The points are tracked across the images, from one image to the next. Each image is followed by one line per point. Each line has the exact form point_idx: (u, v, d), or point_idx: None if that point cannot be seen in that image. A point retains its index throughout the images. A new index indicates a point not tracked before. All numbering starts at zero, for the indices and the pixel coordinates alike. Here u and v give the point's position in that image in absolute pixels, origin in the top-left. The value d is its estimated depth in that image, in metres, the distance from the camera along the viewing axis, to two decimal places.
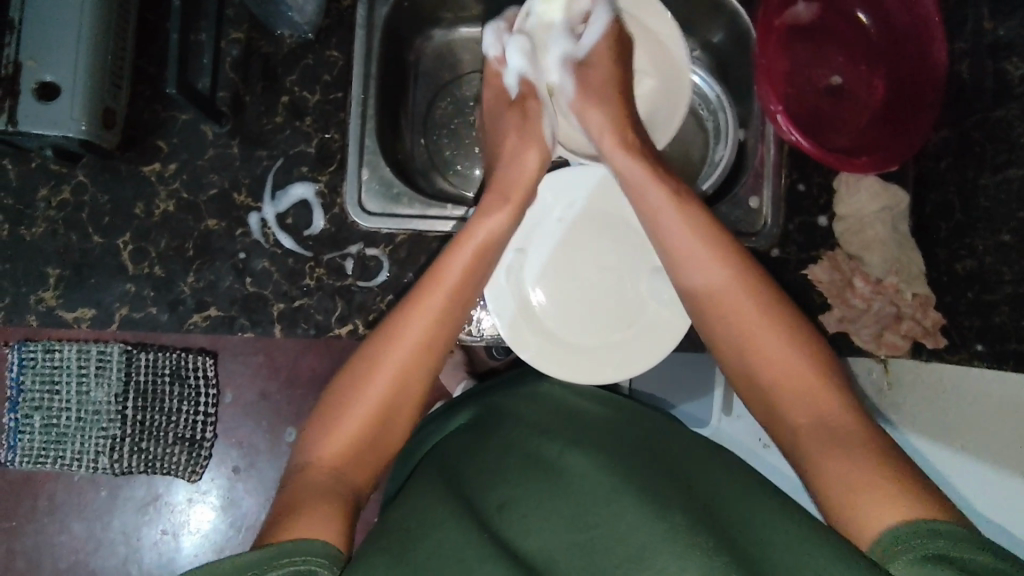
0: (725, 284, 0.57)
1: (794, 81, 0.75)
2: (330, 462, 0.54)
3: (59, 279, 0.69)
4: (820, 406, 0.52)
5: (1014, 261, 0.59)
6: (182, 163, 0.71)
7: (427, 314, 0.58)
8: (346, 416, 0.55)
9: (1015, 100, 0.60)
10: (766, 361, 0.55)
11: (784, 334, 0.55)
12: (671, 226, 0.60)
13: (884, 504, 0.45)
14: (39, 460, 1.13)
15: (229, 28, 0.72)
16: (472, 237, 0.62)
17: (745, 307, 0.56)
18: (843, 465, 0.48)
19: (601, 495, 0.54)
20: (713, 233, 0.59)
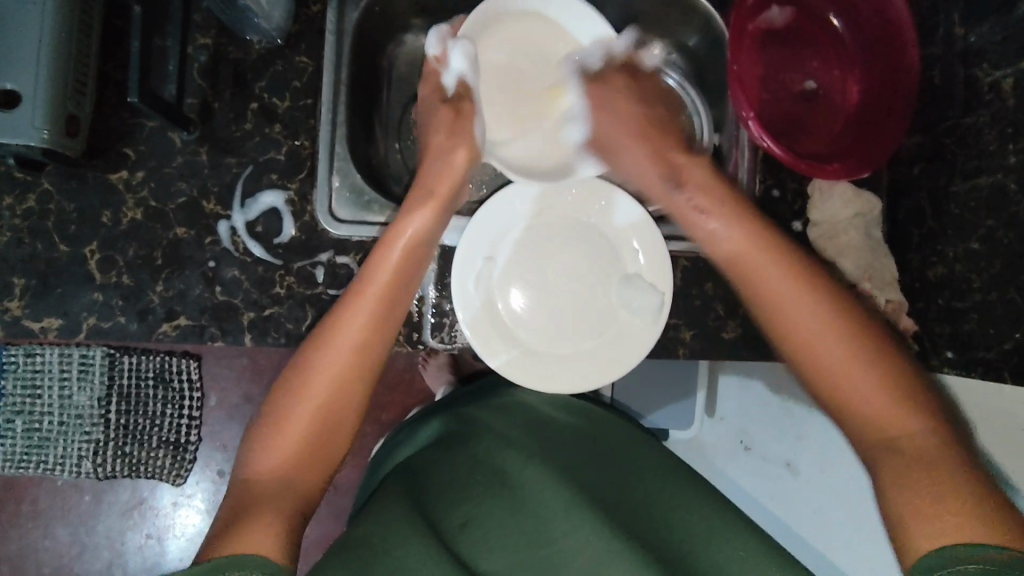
0: (792, 294, 0.54)
1: (768, 86, 0.74)
2: (270, 476, 0.54)
3: (26, 289, 0.68)
4: (873, 403, 0.50)
5: (982, 268, 0.59)
6: (150, 171, 0.70)
7: (361, 310, 0.59)
8: (285, 426, 0.55)
9: (985, 107, 0.60)
10: (834, 357, 0.52)
11: (840, 340, 0.52)
12: (734, 244, 0.59)
13: (955, 522, 0.44)
14: (20, 466, 1.12)
15: (197, 34, 0.71)
16: (401, 238, 0.62)
17: (810, 322, 0.53)
18: (905, 492, 0.46)
19: (555, 508, 0.55)
20: (781, 258, 0.56)
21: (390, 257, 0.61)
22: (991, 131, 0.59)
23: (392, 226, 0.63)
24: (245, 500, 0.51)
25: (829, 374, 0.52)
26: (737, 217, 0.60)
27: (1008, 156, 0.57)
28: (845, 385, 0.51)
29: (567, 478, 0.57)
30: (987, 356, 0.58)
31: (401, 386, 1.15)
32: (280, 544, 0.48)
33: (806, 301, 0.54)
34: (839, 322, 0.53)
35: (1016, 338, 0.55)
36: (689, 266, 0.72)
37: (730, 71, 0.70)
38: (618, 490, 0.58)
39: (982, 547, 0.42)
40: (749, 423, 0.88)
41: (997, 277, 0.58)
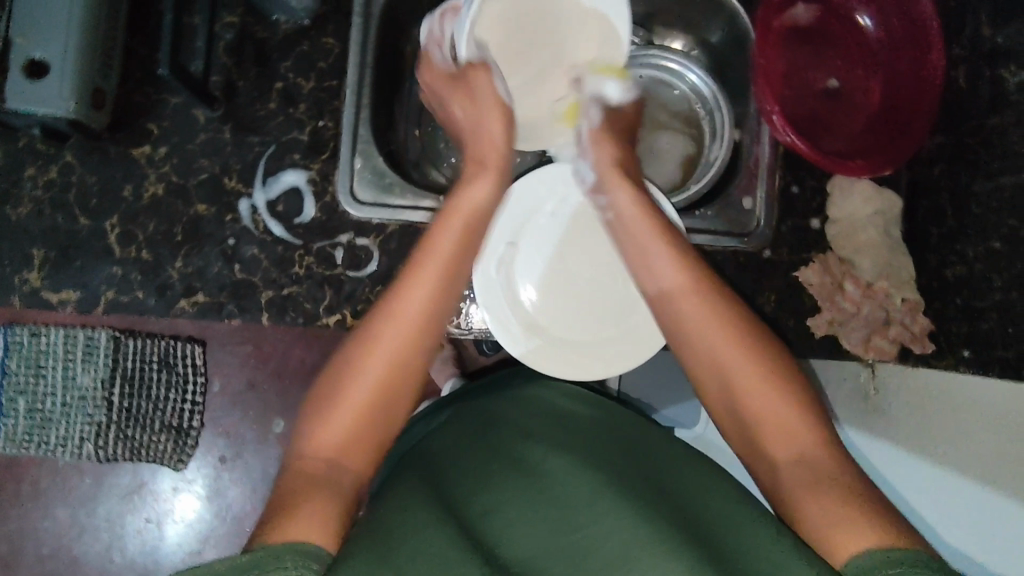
0: (726, 345, 0.54)
1: (791, 82, 0.75)
2: (332, 444, 0.52)
3: (45, 260, 0.68)
4: (783, 426, 0.51)
5: (1004, 268, 0.59)
6: (172, 147, 0.70)
7: (424, 283, 0.55)
8: (346, 397, 0.53)
9: (1010, 107, 0.60)
10: (733, 360, 0.53)
11: (740, 362, 0.53)
12: (656, 264, 0.57)
13: (869, 534, 0.43)
14: (22, 446, 1.11)
15: (224, 12, 0.71)
16: (462, 207, 0.59)
17: (727, 348, 0.54)
18: (820, 507, 0.47)
19: (599, 503, 0.53)
20: (679, 263, 0.57)
21: (455, 228, 0.57)
22: (1017, 131, 0.59)
23: (450, 197, 0.60)
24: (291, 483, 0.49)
25: (740, 388, 0.53)
26: (634, 199, 0.60)
27: None
28: (774, 421, 0.52)
29: (588, 470, 0.57)
30: (1005, 355, 0.58)
31: None
32: (328, 528, 0.45)
33: (717, 327, 0.54)
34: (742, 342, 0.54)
35: None
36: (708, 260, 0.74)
37: (755, 65, 0.71)
38: (641, 476, 0.57)
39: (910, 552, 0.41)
40: None
41: (1018, 276, 0.58)
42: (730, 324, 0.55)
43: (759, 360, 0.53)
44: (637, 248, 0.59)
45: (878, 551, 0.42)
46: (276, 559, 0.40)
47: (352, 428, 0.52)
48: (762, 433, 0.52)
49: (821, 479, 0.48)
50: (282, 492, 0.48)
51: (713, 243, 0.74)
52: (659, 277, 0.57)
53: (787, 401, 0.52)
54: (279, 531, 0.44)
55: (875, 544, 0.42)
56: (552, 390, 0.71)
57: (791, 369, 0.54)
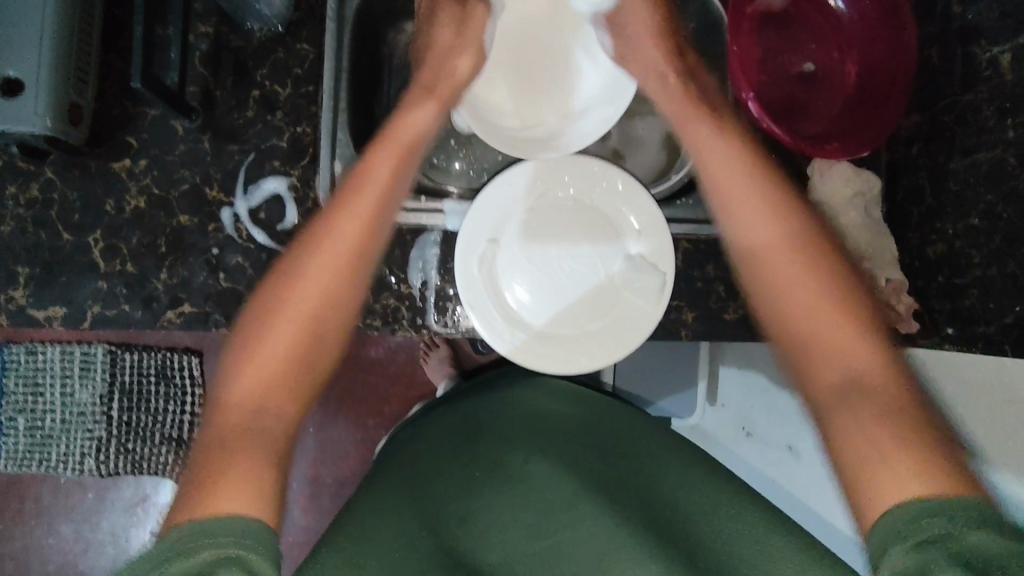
0: (793, 270, 0.52)
1: (767, 69, 0.75)
2: (246, 395, 0.50)
3: (30, 278, 0.68)
4: (846, 347, 0.49)
5: (982, 244, 0.60)
6: (152, 159, 0.70)
7: (347, 219, 0.56)
8: (260, 346, 0.52)
9: (983, 84, 0.60)
10: (795, 286, 0.52)
11: (828, 298, 0.50)
12: (749, 219, 0.56)
13: (914, 475, 0.42)
14: (24, 464, 1.12)
15: (198, 22, 0.71)
16: (399, 133, 0.63)
17: (805, 286, 0.51)
18: (868, 445, 0.45)
19: (596, 527, 0.53)
20: (760, 182, 0.57)
21: (391, 155, 0.60)
22: (990, 106, 0.59)
23: (390, 122, 0.64)
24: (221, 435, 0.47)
25: (786, 309, 0.52)
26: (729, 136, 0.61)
27: (1007, 130, 0.58)
28: (833, 345, 0.49)
29: (571, 471, 0.58)
30: (987, 331, 0.59)
31: (403, 379, 1.15)
32: (266, 498, 0.44)
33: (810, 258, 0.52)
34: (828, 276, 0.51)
35: (1016, 312, 0.56)
36: (691, 249, 0.73)
37: (729, 52, 0.71)
38: (623, 475, 0.59)
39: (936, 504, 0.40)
40: (751, 407, 0.88)
41: (997, 251, 0.58)
42: (807, 259, 0.52)
43: (841, 281, 0.51)
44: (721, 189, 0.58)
45: (913, 501, 0.41)
46: (209, 532, 0.41)
47: (269, 374, 0.51)
48: (818, 359, 0.49)
49: (868, 402, 0.46)
50: (214, 444, 0.47)
51: (696, 231, 0.72)
52: (726, 188, 0.58)
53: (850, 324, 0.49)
54: (203, 504, 0.43)
55: (912, 493, 0.41)
56: (534, 389, 0.71)
57: (871, 311, 0.50)
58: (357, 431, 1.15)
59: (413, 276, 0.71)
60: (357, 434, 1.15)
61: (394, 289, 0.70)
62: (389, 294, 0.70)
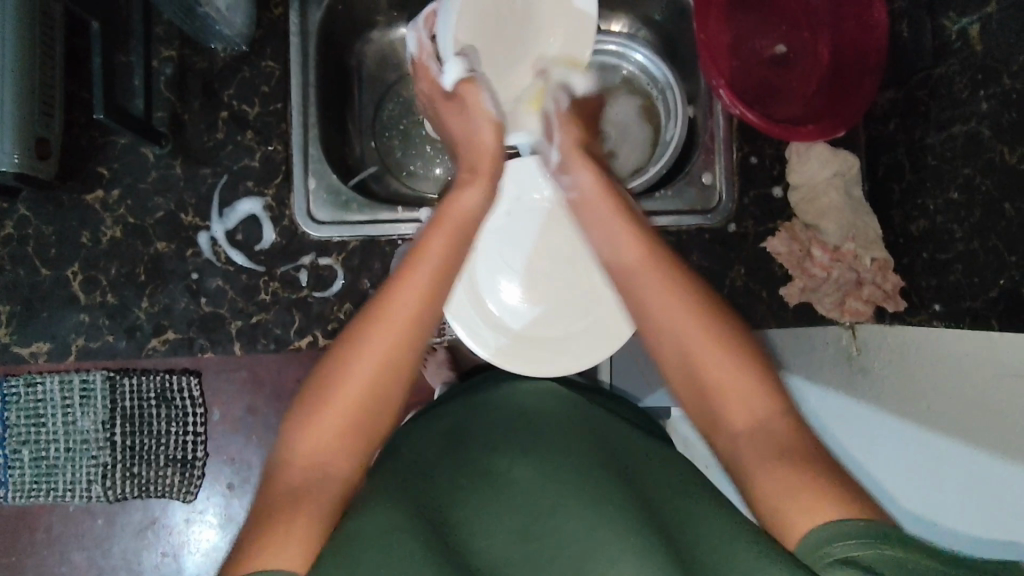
0: (655, 289, 0.53)
1: (738, 53, 0.74)
2: (305, 454, 0.50)
3: (11, 315, 0.68)
4: (730, 385, 0.50)
5: (963, 218, 0.59)
6: (125, 188, 0.70)
7: (411, 293, 0.52)
8: (324, 412, 0.51)
9: (954, 56, 0.60)
10: (670, 315, 0.52)
11: (684, 318, 0.51)
12: (613, 236, 0.56)
13: (827, 510, 0.43)
14: (30, 495, 1.03)
15: (161, 46, 0.71)
16: (450, 214, 0.56)
17: (673, 304, 0.52)
18: (781, 493, 0.45)
19: (578, 529, 0.52)
20: (627, 222, 0.56)
21: (448, 232, 0.55)
22: (962, 79, 0.59)
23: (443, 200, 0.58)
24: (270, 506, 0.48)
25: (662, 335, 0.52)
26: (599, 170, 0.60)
27: (980, 102, 0.57)
28: (720, 380, 0.50)
29: (557, 473, 0.58)
30: (974, 306, 0.58)
31: None
32: (307, 566, 0.45)
33: (673, 282, 0.53)
34: (678, 292, 0.52)
35: (1001, 285, 0.55)
36: (670, 240, 0.73)
37: (697, 40, 0.70)
38: (609, 470, 0.58)
39: (846, 523, 0.42)
40: None
41: (977, 225, 0.58)
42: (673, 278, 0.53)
43: (681, 301, 0.52)
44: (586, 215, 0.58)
45: (839, 520, 0.42)
46: None
47: (339, 433, 0.50)
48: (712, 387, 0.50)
49: (775, 454, 0.47)
50: (268, 519, 0.47)
51: (677, 223, 0.74)
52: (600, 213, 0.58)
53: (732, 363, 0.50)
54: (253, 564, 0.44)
55: (841, 514, 0.43)
56: (521, 391, 0.70)
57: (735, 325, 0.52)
58: None
59: None
60: None
61: None
62: None
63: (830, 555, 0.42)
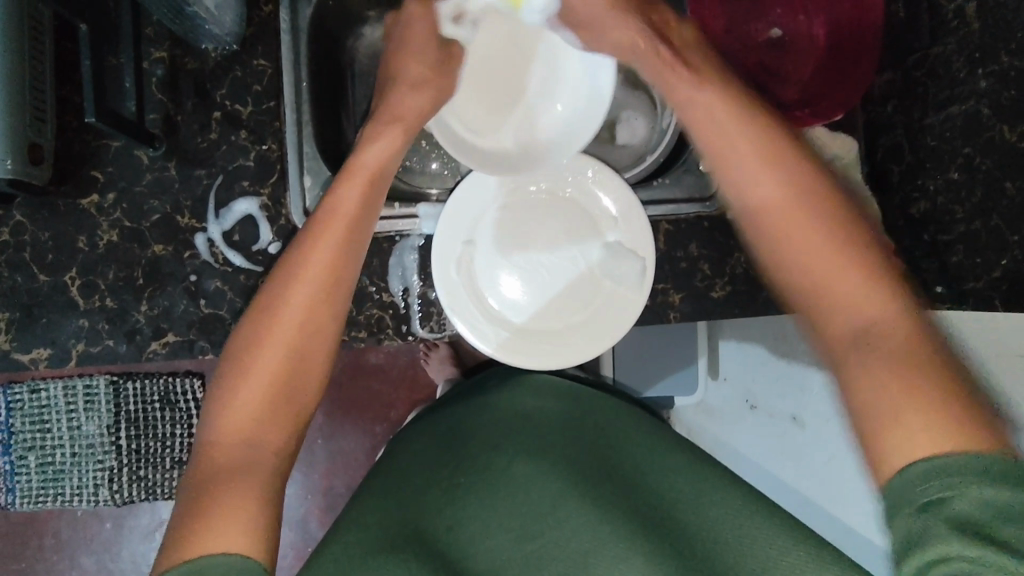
0: (772, 193, 0.53)
1: (732, 38, 0.74)
2: (239, 427, 0.50)
3: (11, 322, 0.68)
4: (832, 283, 0.48)
5: (963, 199, 0.59)
6: (120, 192, 0.69)
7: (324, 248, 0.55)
8: (249, 375, 0.52)
9: (950, 35, 0.59)
10: (782, 215, 0.52)
11: (800, 216, 0.51)
12: (739, 136, 0.56)
13: (925, 430, 0.41)
14: (38, 501, 1.03)
15: (151, 48, 0.70)
16: (361, 166, 0.59)
17: (779, 205, 0.52)
18: (878, 396, 0.44)
19: (579, 527, 0.53)
20: (751, 126, 0.56)
21: (358, 185, 0.58)
22: (960, 58, 0.58)
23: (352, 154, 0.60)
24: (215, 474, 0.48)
25: (794, 247, 0.51)
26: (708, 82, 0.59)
27: (979, 80, 0.56)
28: (830, 296, 0.48)
29: (556, 471, 0.58)
30: (977, 286, 0.58)
31: (406, 382, 1.08)
32: (260, 535, 0.46)
33: (775, 176, 0.53)
34: (798, 196, 0.52)
35: (1005, 265, 0.55)
36: (671, 229, 0.72)
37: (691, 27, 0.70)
38: (602, 468, 0.59)
39: (940, 456, 0.40)
40: (752, 380, 0.82)
41: (979, 206, 0.57)
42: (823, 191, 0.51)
43: (820, 203, 0.51)
44: (707, 134, 0.57)
45: (930, 458, 0.40)
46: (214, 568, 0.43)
47: (263, 401, 0.51)
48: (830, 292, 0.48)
49: (871, 351, 0.45)
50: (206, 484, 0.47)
51: (673, 213, 0.72)
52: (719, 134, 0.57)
53: (862, 271, 0.48)
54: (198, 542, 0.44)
55: (932, 443, 0.40)
56: (517, 389, 0.70)
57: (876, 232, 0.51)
58: (366, 439, 1.08)
59: (393, 283, 0.70)
60: (367, 442, 1.08)
61: (375, 299, 0.69)
62: (372, 304, 0.69)
63: (920, 497, 0.40)
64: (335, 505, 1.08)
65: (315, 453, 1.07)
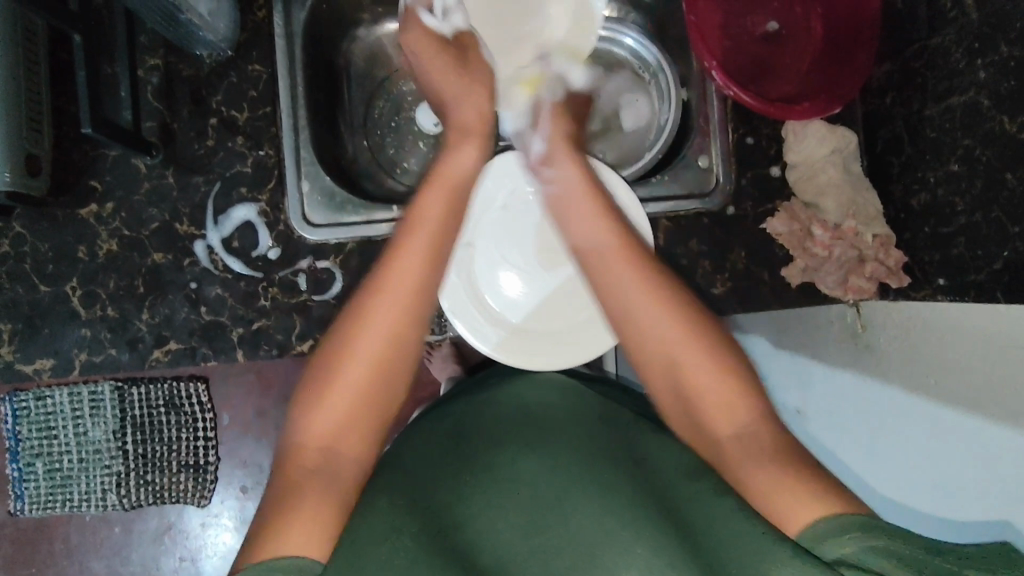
0: (636, 288, 0.56)
1: (729, 32, 0.73)
2: (325, 435, 0.53)
3: (14, 333, 0.68)
4: (720, 397, 0.53)
5: (964, 190, 0.58)
6: (119, 201, 0.70)
7: (414, 260, 0.56)
8: (337, 385, 0.53)
9: (949, 25, 0.59)
10: (638, 306, 0.56)
11: (667, 314, 0.55)
12: (580, 220, 0.60)
13: (812, 506, 0.46)
14: (47, 507, 1.04)
15: (146, 55, 0.70)
16: (447, 178, 0.61)
17: (639, 294, 0.56)
18: (772, 492, 0.48)
19: (595, 528, 0.51)
20: (596, 204, 0.60)
21: (438, 196, 0.59)
22: (959, 48, 0.58)
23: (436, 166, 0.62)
24: (289, 489, 0.50)
25: (676, 350, 0.55)
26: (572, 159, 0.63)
27: (977, 71, 0.56)
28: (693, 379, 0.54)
29: (559, 468, 0.58)
30: (979, 279, 0.57)
31: (410, 382, 1.08)
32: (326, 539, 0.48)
33: (644, 275, 0.57)
34: (646, 284, 0.56)
35: (1004, 257, 0.54)
36: (670, 227, 0.74)
37: (687, 22, 0.70)
38: (612, 462, 0.58)
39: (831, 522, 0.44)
40: None
41: (979, 197, 0.57)
42: (662, 288, 0.56)
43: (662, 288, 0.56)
44: (619, 307, 0.57)
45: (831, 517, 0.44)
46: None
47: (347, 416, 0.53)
48: (704, 414, 0.54)
49: (767, 456, 0.50)
50: (285, 499, 0.50)
51: (673, 209, 0.74)
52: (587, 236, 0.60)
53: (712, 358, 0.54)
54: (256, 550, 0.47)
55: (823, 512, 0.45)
56: (520, 385, 0.70)
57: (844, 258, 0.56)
58: None
59: None
60: None
61: None
62: None
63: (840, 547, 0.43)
64: (340, 505, 1.08)
65: None
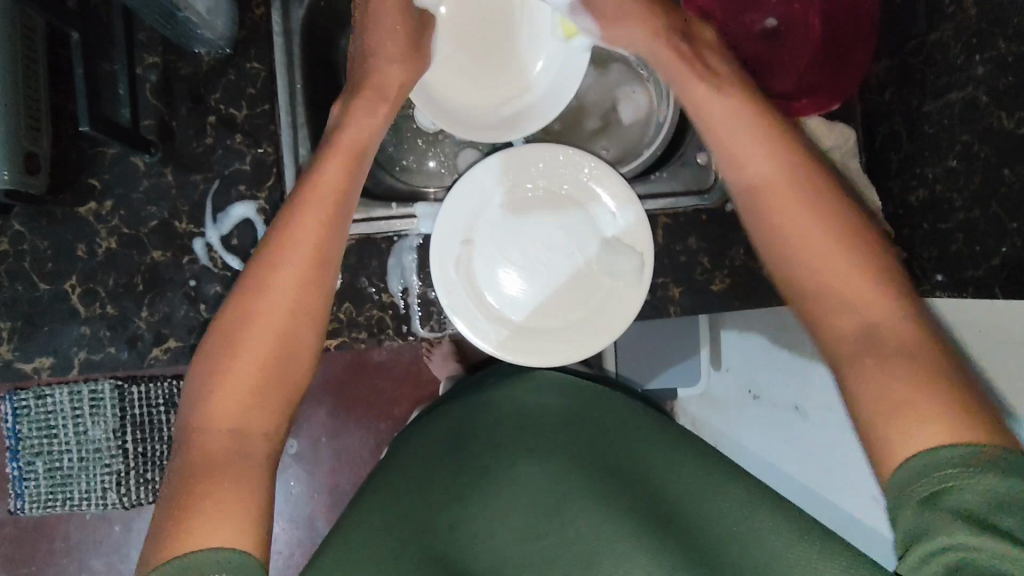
0: (800, 220, 0.53)
1: (729, 29, 0.74)
2: (224, 411, 0.50)
3: (13, 331, 0.68)
4: (867, 309, 0.49)
5: (962, 186, 0.58)
6: (118, 199, 0.70)
7: (311, 222, 0.56)
8: (236, 357, 0.52)
9: (947, 21, 0.59)
10: (806, 226, 0.53)
11: (815, 228, 0.52)
12: (749, 151, 0.58)
13: (929, 433, 0.43)
14: (47, 505, 1.04)
15: (144, 53, 0.70)
16: (344, 141, 0.61)
17: (803, 216, 0.53)
18: (900, 420, 0.44)
19: (589, 528, 0.52)
20: (753, 131, 0.58)
21: (343, 161, 0.59)
22: (957, 44, 0.58)
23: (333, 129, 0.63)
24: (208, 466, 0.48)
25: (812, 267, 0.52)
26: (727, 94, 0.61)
27: (976, 67, 0.56)
28: (854, 307, 0.49)
29: (560, 469, 0.59)
30: (977, 275, 0.57)
31: (409, 379, 1.08)
32: (254, 531, 0.46)
33: (804, 201, 0.54)
34: (814, 207, 0.53)
35: (1004, 253, 0.54)
36: (670, 222, 0.72)
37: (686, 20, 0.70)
38: (609, 470, 0.59)
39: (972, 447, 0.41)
40: (755, 370, 0.82)
41: (977, 193, 0.57)
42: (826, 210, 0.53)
43: (829, 213, 0.53)
44: (779, 232, 0.54)
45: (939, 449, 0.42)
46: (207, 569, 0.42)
47: (252, 380, 0.52)
48: (832, 338, 0.50)
49: (898, 359, 0.46)
50: (198, 477, 0.47)
51: (672, 206, 0.71)
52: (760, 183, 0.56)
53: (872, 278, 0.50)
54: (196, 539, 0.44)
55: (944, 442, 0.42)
56: (521, 384, 0.70)
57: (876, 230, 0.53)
58: (370, 436, 1.08)
59: (392, 283, 0.70)
60: (371, 439, 1.08)
61: (374, 300, 0.69)
62: (371, 305, 0.70)
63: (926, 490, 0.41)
64: (341, 504, 1.08)
65: (319, 452, 1.08)
